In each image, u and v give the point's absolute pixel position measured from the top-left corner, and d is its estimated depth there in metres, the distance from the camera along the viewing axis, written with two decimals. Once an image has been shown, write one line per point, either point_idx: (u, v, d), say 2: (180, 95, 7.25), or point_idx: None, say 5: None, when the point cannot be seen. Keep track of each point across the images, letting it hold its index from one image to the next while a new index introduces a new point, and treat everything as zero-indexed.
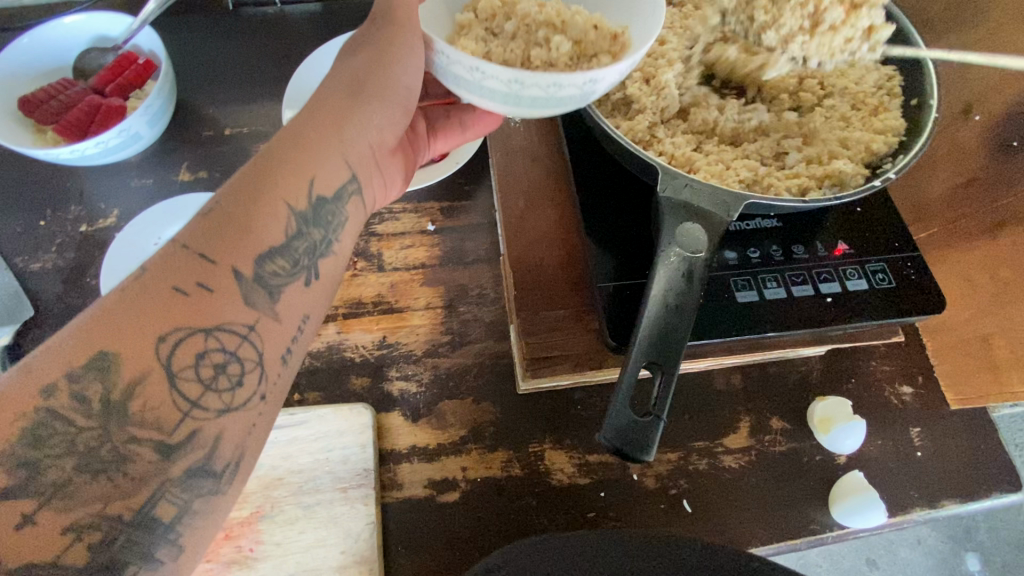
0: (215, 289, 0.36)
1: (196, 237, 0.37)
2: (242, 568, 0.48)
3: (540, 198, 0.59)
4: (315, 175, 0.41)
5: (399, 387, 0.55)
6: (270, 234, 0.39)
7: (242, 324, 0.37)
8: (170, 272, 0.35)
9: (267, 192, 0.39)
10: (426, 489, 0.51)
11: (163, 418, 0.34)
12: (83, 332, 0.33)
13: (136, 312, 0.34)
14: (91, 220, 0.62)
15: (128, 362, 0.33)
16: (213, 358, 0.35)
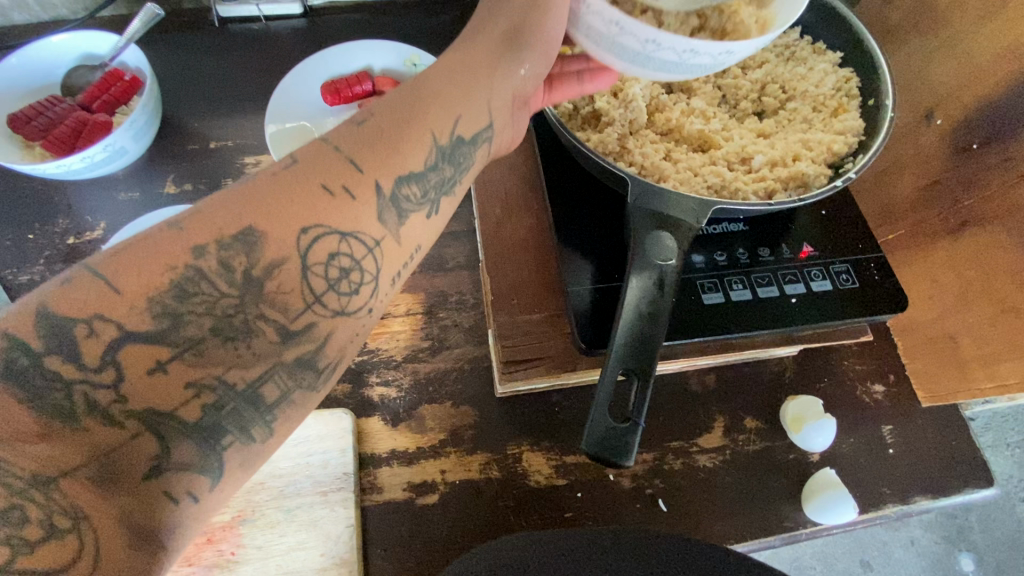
0: (356, 197, 0.36)
1: (346, 142, 0.37)
2: (224, 571, 0.48)
3: (515, 207, 0.61)
4: (457, 115, 0.41)
5: (379, 392, 0.57)
6: (413, 158, 0.39)
7: (372, 235, 0.37)
8: (315, 170, 0.36)
9: (417, 119, 0.39)
10: (406, 492, 0.52)
11: (290, 303, 0.34)
12: (234, 205, 0.33)
13: (292, 192, 0.35)
14: (79, 232, 0.63)
15: (269, 244, 0.33)
16: (342, 261, 0.36)
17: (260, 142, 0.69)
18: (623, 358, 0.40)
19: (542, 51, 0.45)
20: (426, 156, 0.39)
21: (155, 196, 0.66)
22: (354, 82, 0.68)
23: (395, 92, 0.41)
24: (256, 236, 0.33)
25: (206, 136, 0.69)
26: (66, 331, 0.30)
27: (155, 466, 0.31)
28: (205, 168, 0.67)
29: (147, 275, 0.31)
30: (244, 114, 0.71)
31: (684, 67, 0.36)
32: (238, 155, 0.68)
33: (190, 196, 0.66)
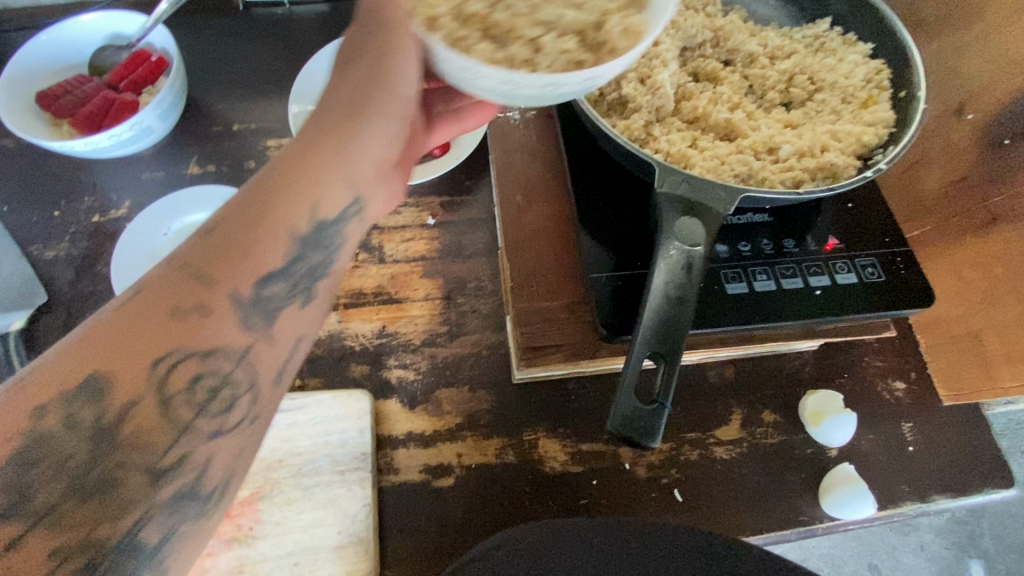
0: (210, 312, 0.33)
1: (194, 254, 0.34)
2: (241, 546, 0.49)
3: (536, 195, 0.61)
4: (316, 199, 0.37)
5: (397, 375, 0.57)
6: (270, 257, 0.35)
7: (237, 345, 0.34)
8: (160, 296, 0.32)
9: (268, 210, 0.35)
10: (422, 475, 0.53)
11: (150, 443, 0.31)
12: (65, 361, 0.30)
13: (129, 322, 0.31)
14: (104, 210, 0.64)
15: (121, 373, 0.31)
16: (203, 388, 0.33)
17: (282, 125, 0.70)
18: (650, 342, 0.40)
19: (400, 105, 0.41)
20: (277, 257, 0.36)
21: (178, 176, 0.66)
22: None
23: (251, 181, 0.37)
24: (112, 377, 0.30)
25: (228, 119, 0.70)
26: None
27: None
28: (227, 150, 0.68)
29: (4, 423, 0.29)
30: (267, 97, 0.71)
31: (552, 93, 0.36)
32: (261, 138, 0.68)
33: (213, 177, 0.66)
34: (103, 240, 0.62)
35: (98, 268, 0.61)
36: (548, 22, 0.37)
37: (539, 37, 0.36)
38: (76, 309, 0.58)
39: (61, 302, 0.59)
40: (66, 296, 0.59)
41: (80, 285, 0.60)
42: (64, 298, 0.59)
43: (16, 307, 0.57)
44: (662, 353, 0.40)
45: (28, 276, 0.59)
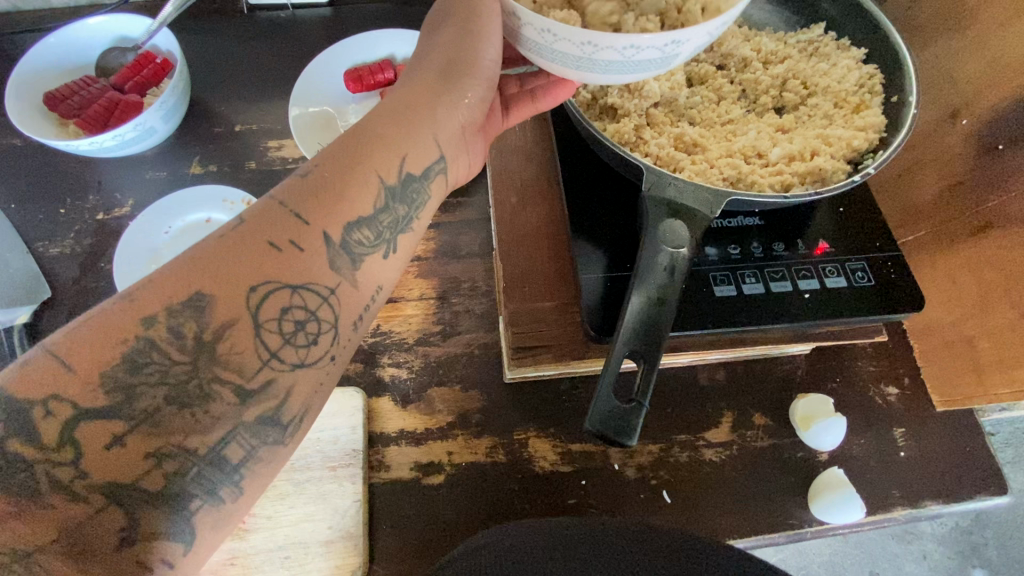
0: (304, 248, 0.37)
1: (290, 195, 0.39)
2: (234, 538, 0.50)
3: (530, 197, 0.62)
4: (405, 153, 0.42)
5: (391, 373, 0.58)
6: (361, 204, 0.40)
7: (326, 284, 0.38)
8: (303, 198, 0.38)
9: (362, 162, 0.41)
10: (412, 472, 0.53)
11: (245, 364, 0.35)
12: (190, 273, 0.35)
13: (321, 182, 0.39)
14: (108, 209, 0.65)
15: (276, 260, 0.37)
16: (296, 314, 0.37)
17: (284, 126, 0.71)
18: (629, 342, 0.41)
19: (484, 71, 0.47)
20: (392, 174, 0.42)
21: (181, 175, 0.68)
22: (376, 70, 0.69)
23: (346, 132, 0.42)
24: (284, 249, 0.37)
25: (231, 120, 0.71)
26: (26, 412, 0.32)
27: (124, 538, 0.32)
28: (230, 151, 0.69)
29: (192, 280, 0.35)
30: (269, 99, 0.72)
31: (636, 65, 0.37)
32: (263, 139, 0.70)
33: (214, 177, 0.68)
34: (107, 238, 0.64)
35: (101, 264, 0.62)
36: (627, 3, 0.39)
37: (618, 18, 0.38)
38: (77, 305, 0.60)
39: (64, 298, 0.60)
40: (69, 292, 0.60)
41: (83, 281, 0.61)
42: (67, 293, 0.60)
43: (19, 302, 0.58)
44: (642, 353, 0.41)
45: (33, 272, 0.60)
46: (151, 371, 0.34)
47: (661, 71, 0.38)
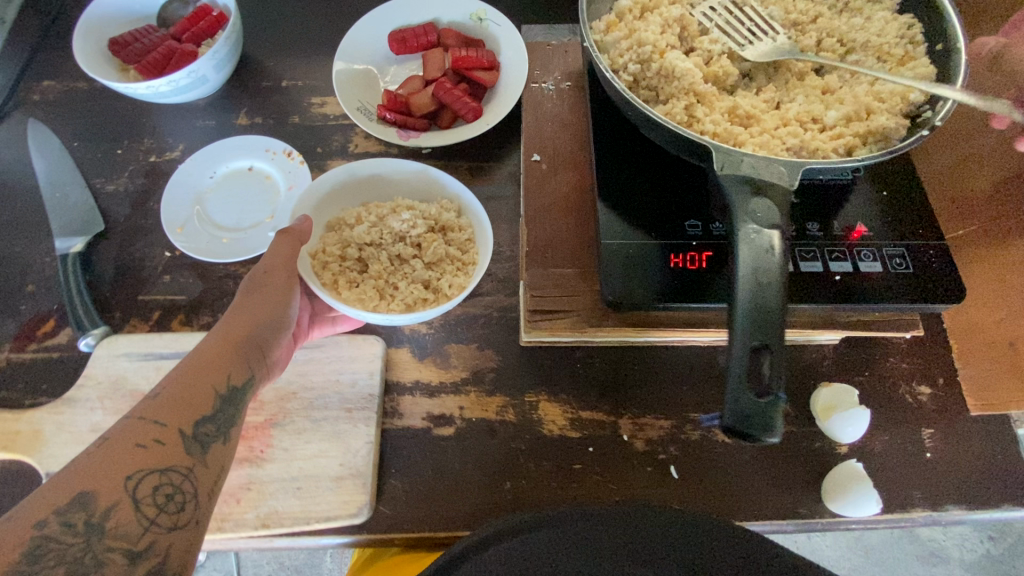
0: (165, 442, 0.44)
1: (150, 410, 0.45)
2: (253, 466, 0.52)
3: (560, 164, 0.62)
4: (228, 372, 0.48)
5: (410, 327, 0.59)
6: (202, 404, 0.46)
7: (185, 465, 0.44)
8: (160, 409, 0.45)
9: (202, 378, 0.47)
10: (424, 422, 0.55)
11: (130, 533, 0.40)
12: (71, 479, 0.40)
13: (178, 398, 0.46)
14: (160, 152, 0.69)
15: (144, 457, 0.42)
16: (166, 488, 0.42)
17: (327, 84, 0.73)
18: (747, 331, 0.37)
19: (263, 308, 0.51)
20: (222, 388, 0.48)
21: (228, 126, 0.71)
22: (421, 34, 0.72)
23: (187, 358, 0.49)
24: (150, 446, 0.43)
25: (276, 75, 0.73)
26: None
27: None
28: (274, 105, 0.72)
29: (77, 483, 0.40)
30: (316, 57, 0.75)
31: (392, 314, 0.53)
32: (307, 96, 0.72)
33: (259, 129, 0.71)
34: (157, 179, 0.67)
35: (151, 204, 0.66)
36: (405, 276, 0.57)
37: (395, 282, 0.57)
38: (126, 239, 0.64)
39: (115, 232, 0.64)
40: (120, 227, 0.64)
41: (133, 218, 0.65)
42: (119, 228, 0.64)
43: (76, 232, 0.63)
44: (765, 340, 0.37)
45: (89, 206, 0.65)
46: (50, 555, 0.38)
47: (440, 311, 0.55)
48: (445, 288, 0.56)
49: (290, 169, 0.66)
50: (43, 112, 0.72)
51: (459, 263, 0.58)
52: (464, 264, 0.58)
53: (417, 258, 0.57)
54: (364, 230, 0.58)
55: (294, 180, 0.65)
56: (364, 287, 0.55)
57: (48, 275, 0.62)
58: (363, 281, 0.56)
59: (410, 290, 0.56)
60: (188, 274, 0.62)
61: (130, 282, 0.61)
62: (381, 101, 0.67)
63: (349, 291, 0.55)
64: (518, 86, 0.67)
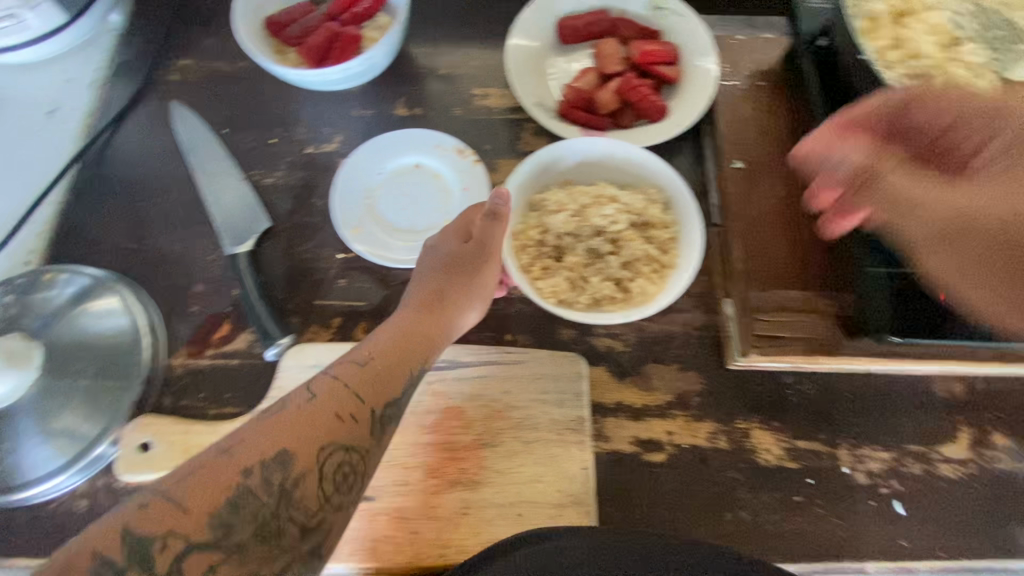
0: (357, 419, 0.41)
1: (351, 377, 0.43)
2: (468, 488, 0.50)
3: (765, 175, 0.58)
4: (425, 352, 0.47)
5: (606, 343, 0.56)
6: (395, 382, 0.44)
7: (365, 447, 0.41)
8: (365, 382, 0.43)
9: (399, 354, 0.45)
10: (632, 447, 0.53)
11: (308, 505, 0.37)
12: (264, 435, 0.38)
13: (382, 368, 0.44)
14: (316, 143, 0.65)
15: (335, 429, 0.40)
16: (345, 467, 0.39)
17: (488, 72, 0.68)
18: None
19: (456, 291, 0.50)
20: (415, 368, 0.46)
21: (386, 116, 0.66)
22: (593, 22, 0.65)
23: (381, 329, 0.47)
24: (343, 421, 0.40)
25: (432, 61, 0.68)
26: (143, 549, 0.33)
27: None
28: (434, 95, 0.67)
29: (278, 440, 0.38)
30: (474, 43, 0.69)
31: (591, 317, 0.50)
32: (469, 86, 0.67)
33: (419, 121, 0.66)
34: (317, 173, 0.63)
35: (315, 200, 0.62)
36: (597, 271, 0.53)
37: (588, 277, 0.53)
38: (294, 239, 0.60)
39: (281, 230, 0.60)
40: (286, 225, 0.61)
41: (298, 216, 0.61)
42: (284, 226, 0.61)
43: (243, 230, 0.59)
44: None
45: (251, 201, 0.60)
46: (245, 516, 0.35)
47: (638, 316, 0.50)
48: (638, 294, 0.52)
49: (463, 169, 0.62)
50: (185, 94, 0.67)
51: (657, 267, 0.52)
52: (662, 269, 0.52)
53: (614, 255, 0.53)
54: (566, 219, 0.54)
55: (469, 181, 0.62)
56: (557, 283, 0.53)
57: (216, 275, 0.59)
58: (556, 271, 0.53)
59: (603, 289, 0.52)
60: (365, 279, 0.59)
61: (305, 286, 0.58)
62: (562, 97, 0.63)
63: (545, 286, 0.52)
64: (708, 82, 0.61)
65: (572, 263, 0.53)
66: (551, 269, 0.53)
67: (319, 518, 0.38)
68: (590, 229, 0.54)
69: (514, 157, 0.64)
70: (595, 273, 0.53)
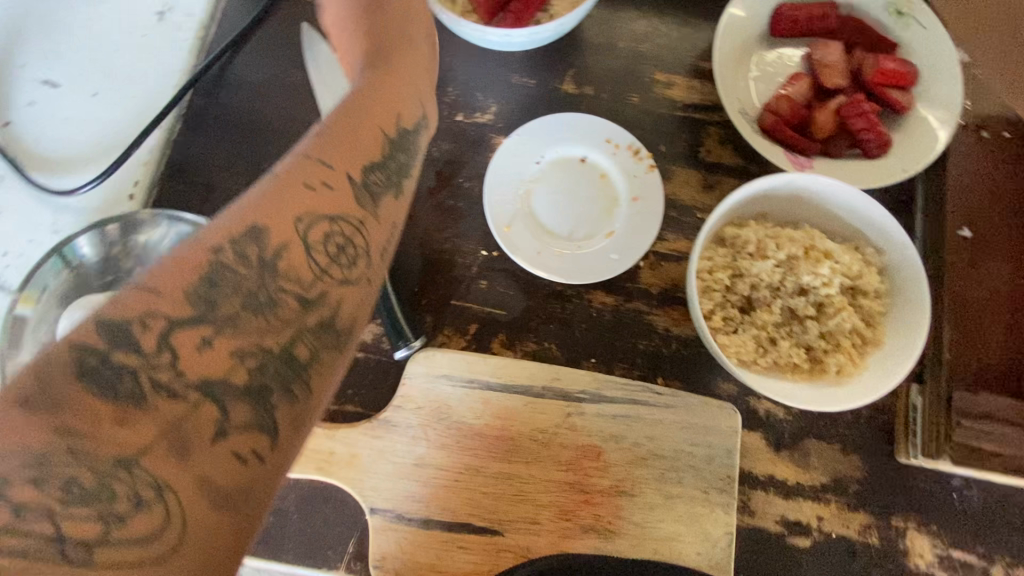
0: (334, 188, 0.30)
1: (319, 146, 0.31)
2: (601, 538, 0.46)
3: (994, 251, 0.50)
4: (397, 108, 0.36)
5: (765, 407, 0.51)
6: (366, 143, 0.33)
7: (355, 218, 0.31)
8: (331, 147, 0.31)
9: (362, 119, 0.34)
10: (777, 525, 0.49)
11: (304, 274, 0.28)
12: (239, 215, 0.28)
13: (338, 136, 0.32)
14: (468, 110, 0.55)
15: (319, 199, 0.29)
16: (337, 241, 0.30)
17: (677, 58, 0.57)
18: None
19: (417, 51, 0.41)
20: (389, 125, 0.35)
21: (552, 92, 0.56)
22: (818, 16, 0.54)
23: (350, 92, 0.35)
24: (315, 187, 0.29)
25: (611, 31, 0.57)
26: None
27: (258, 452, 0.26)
28: (610, 76, 0.56)
29: (247, 215, 0.28)
30: (664, 18, 0.58)
31: (784, 393, 0.43)
32: (651, 71, 0.57)
33: (588, 103, 0.56)
34: (466, 148, 0.54)
35: (459, 181, 0.54)
36: (787, 334, 0.47)
37: (779, 339, 0.46)
38: (433, 223, 0.53)
39: (420, 210, 0.53)
40: (425, 206, 0.53)
41: (439, 197, 0.53)
42: (423, 205, 0.53)
43: None
44: None
45: None
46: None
47: (838, 401, 0.43)
48: (832, 372, 0.45)
49: (635, 174, 0.54)
50: (320, 19, 0.57)
51: (858, 344, 0.46)
52: (863, 349, 0.46)
53: (812, 320, 0.46)
54: (769, 268, 0.47)
55: (640, 190, 0.53)
56: (744, 338, 0.46)
57: None
58: (742, 325, 0.47)
59: (793, 357, 0.46)
60: (508, 284, 0.52)
61: (440, 278, 0.51)
62: (768, 107, 0.53)
63: (731, 342, 0.46)
64: (946, 120, 0.51)
65: (763, 319, 0.46)
66: (737, 321, 0.47)
67: (320, 290, 0.29)
68: (790, 287, 0.47)
69: (691, 167, 0.55)
70: (786, 337, 0.46)
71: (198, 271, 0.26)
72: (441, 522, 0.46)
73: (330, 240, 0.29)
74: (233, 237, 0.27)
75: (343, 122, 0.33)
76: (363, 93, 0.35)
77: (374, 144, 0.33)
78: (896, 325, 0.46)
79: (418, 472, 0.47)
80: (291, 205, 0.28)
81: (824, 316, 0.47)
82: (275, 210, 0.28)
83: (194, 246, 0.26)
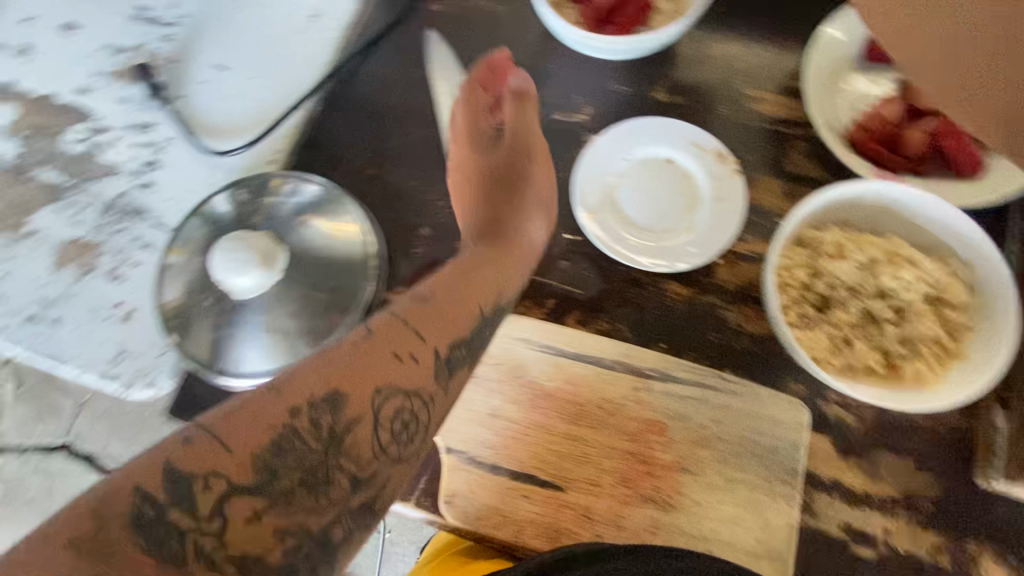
0: (405, 359, 0.42)
1: (414, 315, 0.45)
2: (659, 509, 0.48)
3: None
4: (494, 292, 0.51)
5: (836, 412, 0.51)
6: (459, 323, 0.47)
7: (427, 391, 0.43)
8: (424, 320, 0.45)
9: (467, 293, 0.49)
10: (839, 530, 0.48)
11: (361, 454, 0.39)
12: (321, 378, 0.39)
13: (438, 311, 0.46)
14: (566, 110, 0.61)
15: (398, 369, 0.42)
16: (404, 415, 0.41)
17: (768, 75, 0.60)
18: None
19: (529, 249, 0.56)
20: (487, 304, 0.50)
21: (645, 99, 0.61)
22: None
23: (458, 269, 0.51)
24: (404, 360, 0.42)
25: (706, 49, 0.62)
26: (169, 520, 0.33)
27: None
28: (701, 88, 0.61)
29: (332, 379, 0.39)
30: (759, 39, 0.62)
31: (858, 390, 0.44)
32: (741, 87, 0.60)
33: (678, 111, 0.60)
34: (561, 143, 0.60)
35: None
36: (864, 337, 0.47)
37: (855, 340, 0.47)
38: None
39: None
40: None
41: None
42: None
43: None
44: None
45: None
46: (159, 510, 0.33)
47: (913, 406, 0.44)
48: (910, 379, 0.46)
49: (719, 178, 0.57)
50: (444, 26, 0.65)
51: (941, 354, 0.46)
52: (946, 360, 0.46)
53: (892, 325, 0.47)
54: (847, 271, 0.48)
55: (723, 193, 0.56)
56: (818, 335, 0.47)
57: None
58: (817, 323, 0.48)
59: (870, 360, 0.46)
60: (588, 266, 0.55)
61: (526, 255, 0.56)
62: (859, 124, 0.55)
63: (805, 337, 0.47)
64: None
65: (839, 319, 0.48)
66: (813, 320, 0.48)
67: (372, 470, 0.39)
68: (870, 292, 0.48)
69: (774, 176, 0.57)
70: (863, 339, 0.47)
71: (269, 441, 0.36)
72: (509, 471, 0.49)
73: (398, 418, 0.41)
74: (317, 403, 0.38)
75: (443, 295, 0.48)
76: (473, 280, 0.51)
77: (468, 324, 0.47)
78: (984, 337, 0.46)
79: (492, 424, 0.51)
80: (372, 382, 0.40)
81: (904, 322, 0.47)
82: (352, 381, 0.40)
83: (283, 405, 0.37)
